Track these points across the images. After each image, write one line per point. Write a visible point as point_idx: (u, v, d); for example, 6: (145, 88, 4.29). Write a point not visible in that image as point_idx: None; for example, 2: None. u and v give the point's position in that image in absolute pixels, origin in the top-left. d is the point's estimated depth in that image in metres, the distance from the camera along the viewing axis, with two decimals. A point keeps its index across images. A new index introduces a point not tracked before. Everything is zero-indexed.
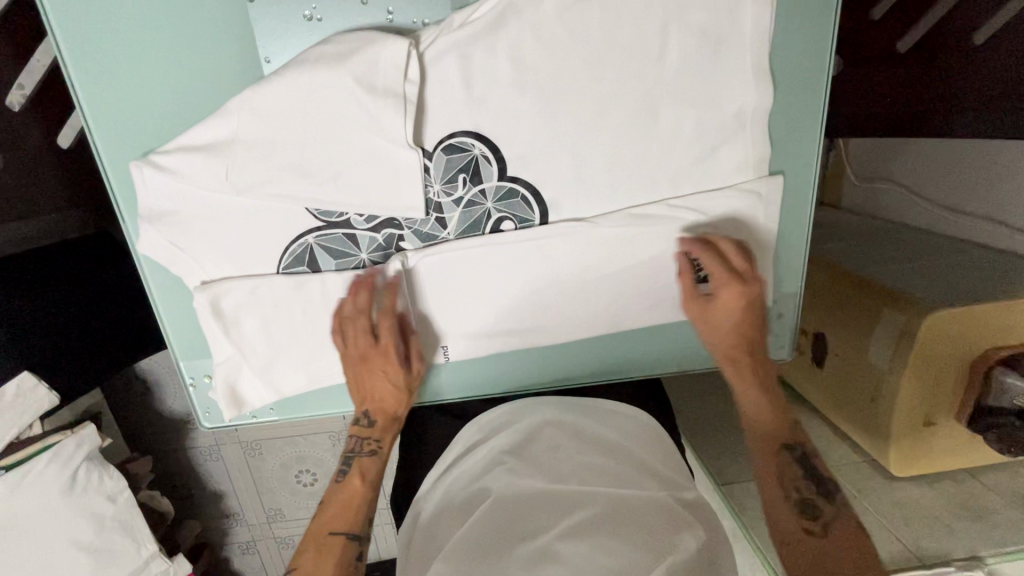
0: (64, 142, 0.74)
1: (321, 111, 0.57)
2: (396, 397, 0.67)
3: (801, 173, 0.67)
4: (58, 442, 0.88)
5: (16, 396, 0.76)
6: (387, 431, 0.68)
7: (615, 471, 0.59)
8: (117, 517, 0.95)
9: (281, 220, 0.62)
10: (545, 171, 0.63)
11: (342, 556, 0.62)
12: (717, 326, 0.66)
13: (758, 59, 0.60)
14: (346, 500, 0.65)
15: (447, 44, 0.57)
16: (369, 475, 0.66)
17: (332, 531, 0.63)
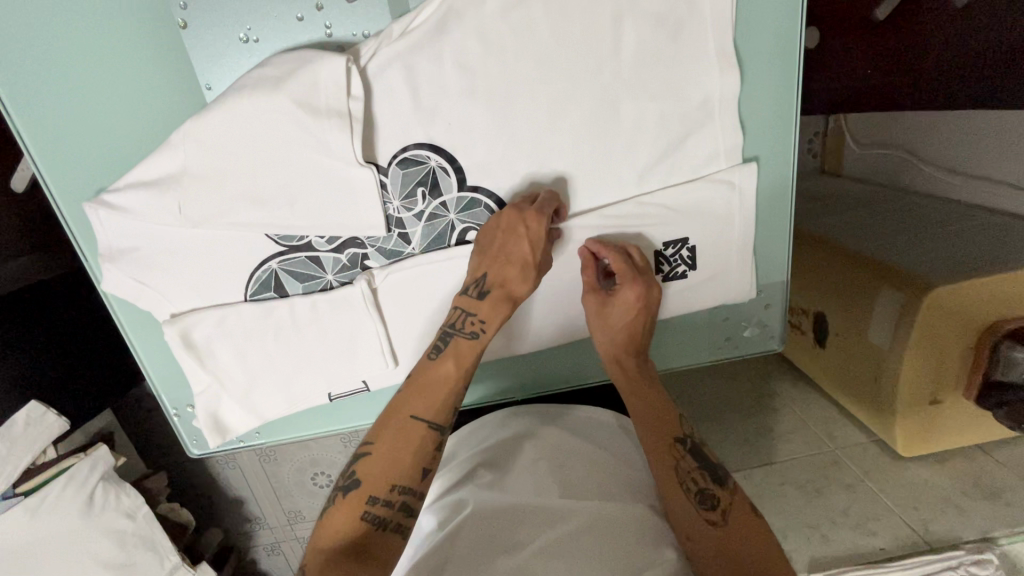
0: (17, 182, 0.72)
1: (266, 136, 0.55)
2: (521, 271, 0.58)
3: (777, 158, 0.63)
4: (72, 465, 0.90)
5: (26, 425, 0.77)
6: (501, 314, 0.58)
7: (599, 484, 0.58)
8: (138, 533, 0.97)
9: (242, 249, 0.61)
10: (506, 177, 0.61)
11: (421, 446, 0.53)
12: (614, 324, 0.63)
13: (721, 41, 0.57)
14: (437, 381, 0.56)
15: (389, 55, 0.55)
16: (467, 357, 0.57)
17: (413, 416, 0.54)
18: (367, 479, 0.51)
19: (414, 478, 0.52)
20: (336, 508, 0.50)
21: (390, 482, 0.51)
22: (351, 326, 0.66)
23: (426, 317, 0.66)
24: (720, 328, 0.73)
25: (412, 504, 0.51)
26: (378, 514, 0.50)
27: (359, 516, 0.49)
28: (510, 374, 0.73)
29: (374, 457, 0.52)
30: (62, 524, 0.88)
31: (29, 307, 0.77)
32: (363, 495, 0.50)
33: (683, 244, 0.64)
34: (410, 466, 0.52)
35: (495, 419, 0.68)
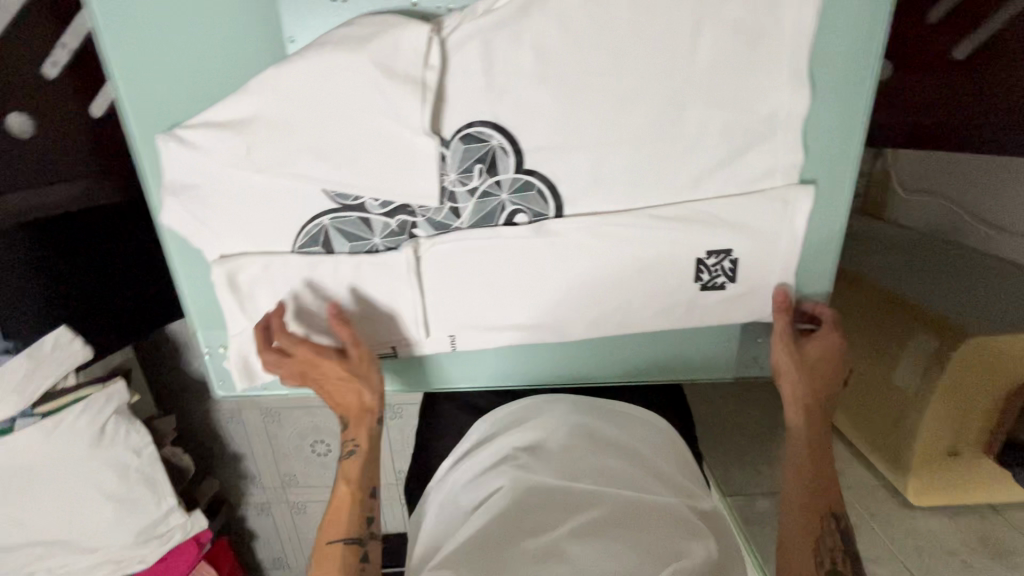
0: (94, 109, 0.76)
1: (339, 96, 0.57)
2: (355, 406, 0.68)
3: (835, 182, 0.63)
4: (90, 395, 0.92)
5: (52, 350, 0.79)
6: (368, 432, 0.69)
7: (627, 474, 0.60)
8: (139, 469, 0.99)
9: (298, 201, 0.63)
10: (563, 164, 0.61)
11: (350, 553, 0.64)
12: (812, 367, 0.66)
13: (795, 60, 0.57)
14: (338, 503, 0.67)
15: (471, 30, 0.56)
16: (353, 472, 0.68)
17: (329, 542, 0.65)
18: None
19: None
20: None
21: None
22: (389, 292, 0.66)
23: (467, 293, 0.67)
24: (750, 347, 0.73)
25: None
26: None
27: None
28: (537, 361, 0.73)
29: None
30: (71, 449, 0.90)
31: (81, 233, 0.79)
32: None
33: (726, 254, 0.64)
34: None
35: (528, 405, 0.68)
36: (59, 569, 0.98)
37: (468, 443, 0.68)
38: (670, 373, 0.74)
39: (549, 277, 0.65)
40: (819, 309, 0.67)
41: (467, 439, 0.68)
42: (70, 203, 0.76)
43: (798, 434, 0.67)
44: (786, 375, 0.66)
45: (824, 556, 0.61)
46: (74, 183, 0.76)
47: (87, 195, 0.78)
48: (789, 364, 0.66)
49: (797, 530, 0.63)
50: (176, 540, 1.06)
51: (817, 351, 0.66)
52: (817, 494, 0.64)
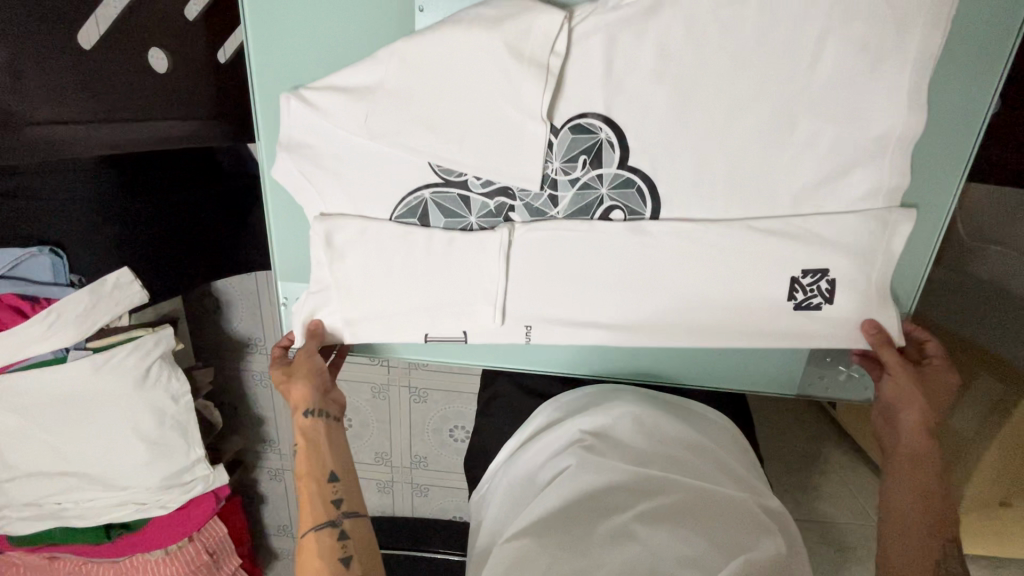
0: (222, 55, 0.78)
1: (464, 74, 0.58)
2: (297, 405, 0.70)
3: (932, 212, 0.63)
4: (140, 336, 0.94)
5: (112, 289, 0.83)
6: (311, 422, 0.69)
7: (694, 464, 0.59)
8: (176, 417, 1.00)
9: (403, 171, 0.65)
10: (667, 163, 0.62)
11: (325, 542, 0.62)
12: (934, 393, 0.66)
13: (917, 83, 0.57)
14: (303, 501, 0.66)
15: (599, 23, 0.57)
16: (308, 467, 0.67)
17: (304, 535, 0.63)
18: None
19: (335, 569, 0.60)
20: None
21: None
22: (475, 272, 0.68)
23: (551, 281, 0.68)
24: (817, 366, 0.73)
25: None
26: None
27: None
28: (604, 354, 0.74)
29: None
30: (117, 386, 0.92)
31: (166, 176, 0.83)
32: None
33: (822, 275, 0.64)
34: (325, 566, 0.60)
35: (597, 393, 0.69)
36: (85, 501, 1.00)
37: (537, 425, 0.69)
38: (732, 382, 0.74)
39: (634, 273, 0.66)
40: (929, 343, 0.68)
41: (535, 421, 0.69)
42: (182, 139, 0.76)
43: (919, 454, 0.65)
44: (906, 405, 0.65)
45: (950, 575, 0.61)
46: (188, 121, 0.76)
47: (196, 135, 0.77)
48: (911, 395, 0.65)
49: (921, 556, 0.62)
50: (196, 492, 1.07)
51: (937, 381, 0.66)
52: (942, 519, 0.63)
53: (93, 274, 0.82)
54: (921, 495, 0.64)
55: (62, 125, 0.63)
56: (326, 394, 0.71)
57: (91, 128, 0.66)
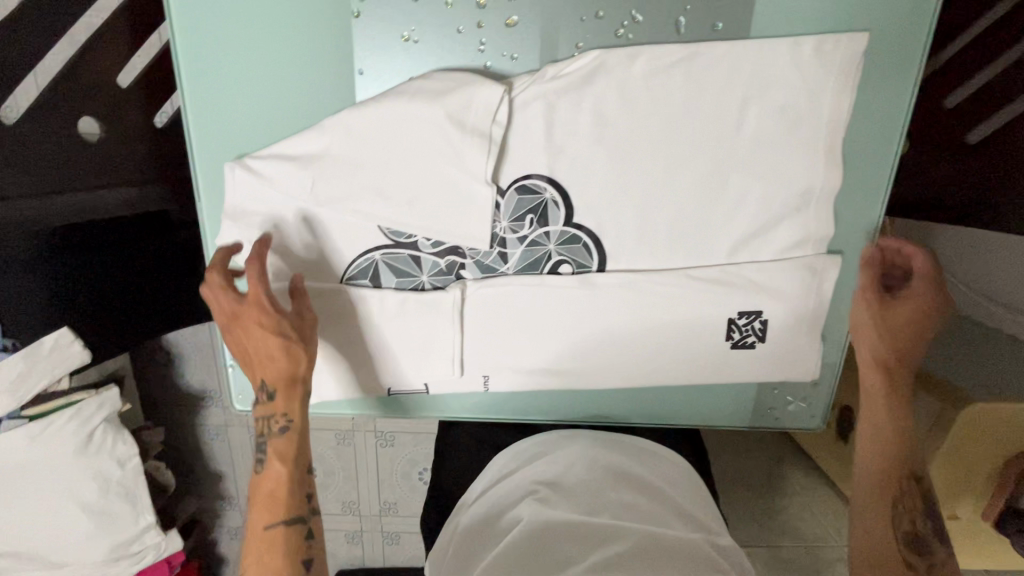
0: (159, 120, 0.76)
1: (409, 140, 0.60)
2: (278, 365, 0.61)
3: (858, 256, 0.68)
4: (82, 399, 0.87)
5: (51, 351, 0.74)
6: (300, 401, 0.63)
7: (647, 508, 0.59)
8: (122, 483, 0.93)
9: (352, 236, 0.65)
10: (610, 220, 0.65)
11: (290, 539, 0.60)
12: (896, 324, 0.66)
13: (831, 142, 0.62)
14: (273, 489, 0.61)
15: (538, 92, 0.60)
16: (286, 450, 0.62)
17: (267, 527, 0.60)
18: None
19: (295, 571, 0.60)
20: None
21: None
22: (430, 329, 0.68)
23: (507, 334, 0.69)
24: (767, 401, 0.74)
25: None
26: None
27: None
28: (563, 401, 0.74)
29: None
30: (56, 454, 0.84)
31: (110, 231, 0.75)
32: None
33: (757, 316, 0.68)
34: (287, 567, 0.59)
35: (547, 438, 0.69)
36: None
37: (491, 475, 0.67)
38: (685, 419, 0.75)
39: (586, 324, 0.68)
40: (915, 257, 0.65)
41: (489, 471, 0.68)
42: (130, 206, 0.76)
43: (875, 389, 0.68)
44: (862, 335, 0.67)
45: (902, 521, 0.65)
46: (122, 190, 0.74)
47: (131, 202, 0.76)
48: (865, 330, 0.67)
49: (881, 521, 0.65)
50: (148, 561, 1.00)
51: (903, 310, 0.66)
52: (889, 472, 0.66)
53: (30, 336, 0.73)
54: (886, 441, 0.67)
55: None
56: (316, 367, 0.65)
57: (16, 202, 0.66)
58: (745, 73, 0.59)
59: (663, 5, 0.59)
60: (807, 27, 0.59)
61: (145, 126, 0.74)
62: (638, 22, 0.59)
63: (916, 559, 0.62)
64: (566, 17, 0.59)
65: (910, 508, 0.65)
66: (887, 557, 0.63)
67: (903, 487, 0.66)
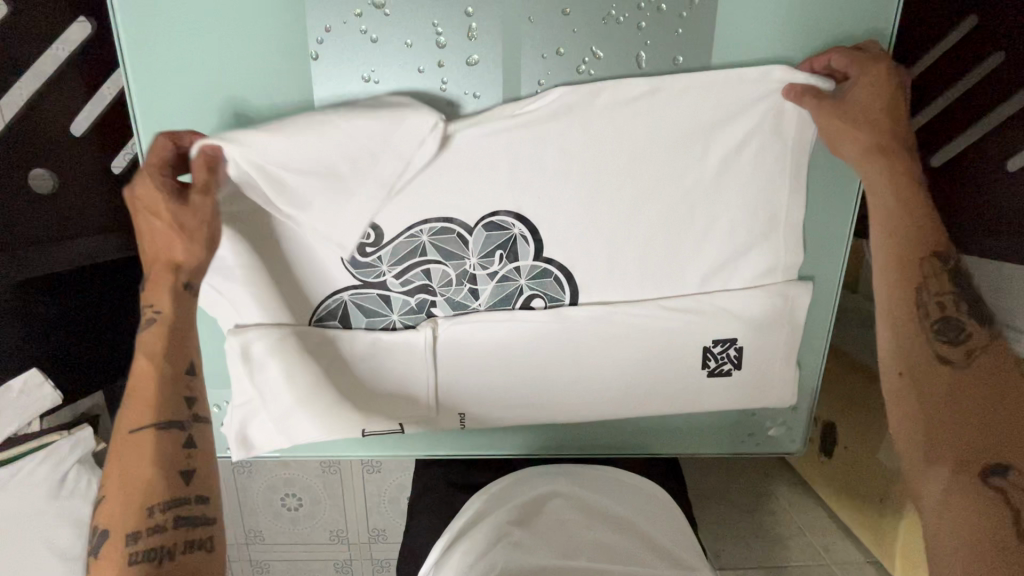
0: (116, 164, 0.74)
1: (337, 150, 0.57)
2: (164, 240, 0.55)
3: (829, 279, 0.68)
4: (54, 442, 0.81)
5: (19, 394, 0.72)
6: (172, 294, 0.55)
7: (623, 547, 0.60)
8: None
9: (320, 276, 0.65)
10: (580, 254, 0.64)
11: (162, 447, 0.51)
12: (870, 119, 0.57)
13: (796, 169, 0.62)
14: (140, 387, 0.53)
15: (501, 128, 0.60)
16: (156, 345, 0.54)
17: (135, 433, 0.51)
18: (117, 523, 0.48)
19: (168, 482, 0.50)
20: (106, 513, 0.49)
21: (146, 508, 0.49)
22: (403, 369, 0.67)
23: (483, 371, 0.67)
24: (746, 427, 0.74)
25: (183, 498, 0.50)
26: (146, 554, 0.47)
27: (123, 569, 0.47)
28: (542, 433, 0.73)
29: (112, 510, 0.49)
30: (26, 501, 0.79)
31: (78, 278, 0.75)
32: (120, 537, 0.48)
33: (732, 343, 0.67)
34: (158, 476, 0.50)
35: (522, 475, 0.68)
36: None
37: (463, 520, 0.64)
38: (665, 447, 0.74)
39: (561, 357, 0.67)
40: (833, 60, 0.58)
41: (463, 515, 0.65)
42: (99, 254, 0.75)
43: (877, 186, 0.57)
44: (841, 142, 0.58)
45: (927, 305, 0.56)
46: (80, 240, 0.73)
47: (91, 253, 0.74)
48: (841, 129, 0.57)
49: (913, 341, 0.56)
50: None
51: (862, 97, 0.57)
52: (905, 246, 0.57)
53: None
54: (890, 268, 0.57)
55: None
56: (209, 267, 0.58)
57: None
58: (708, 104, 0.59)
59: (623, 41, 0.59)
60: (768, 59, 0.59)
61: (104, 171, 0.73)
62: (599, 58, 0.59)
63: (953, 353, 0.55)
64: (526, 54, 0.59)
65: (936, 288, 0.56)
66: (920, 360, 0.55)
67: (929, 243, 0.56)
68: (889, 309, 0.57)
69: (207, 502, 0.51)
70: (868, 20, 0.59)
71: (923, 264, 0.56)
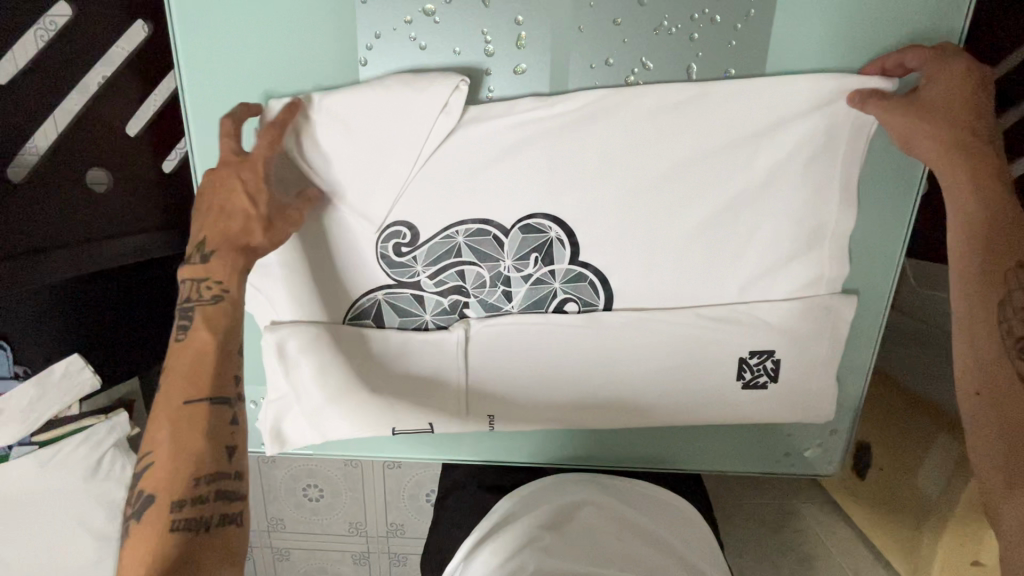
0: (167, 165, 0.77)
1: (376, 131, 0.59)
2: (245, 223, 0.55)
3: (875, 293, 0.66)
4: (91, 425, 0.82)
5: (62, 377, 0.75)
6: (232, 275, 0.55)
7: (655, 559, 0.59)
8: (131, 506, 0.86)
9: (356, 277, 0.65)
10: (617, 260, 0.63)
11: (213, 421, 0.50)
12: (942, 115, 0.54)
13: (846, 178, 0.60)
14: (195, 357, 0.52)
15: (544, 126, 0.59)
16: (218, 322, 0.53)
17: (189, 402, 0.50)
18: (163, 492, 0.47)
19: (214, 457, 0.49)
20: (151, 480, 0.48)
21: (192, 479, 0.47)
22: (436, 370, 0.67)
23: (516, 375, 0.67)
24: (781, 443, 0.72)
25: (226, 473, 0.49)
26: (187, 524, 0.46)
27: (167, 537, 0.45)
28: (571, 440, 0.73)
29: (156, 474, 0.48)
30: (64, 482, 0.80)
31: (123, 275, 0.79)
32: (162, 507, 0.46)
33: (769, 355, 0.65)
34: (208, 452, 0.49)
35: (549, 484, 0.69)
36: None
37: (489, 524, 0.64)
38: (695, 463, 0.73)
39: (593, 363, 0.66)
40: (908, 58, 0.56)
41: (489, 519, 0.65)
42: (149, 249, 0.76)
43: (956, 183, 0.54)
44: (917, 141, 0.55)
45: (1012, 322, 0.49)
46: (129, 237, 0.74)
47: (141, 249, 0.75)
48: (916, 123, 0.54)
49: (991, 356, 0.50)
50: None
51: (939, 90, 0.54)
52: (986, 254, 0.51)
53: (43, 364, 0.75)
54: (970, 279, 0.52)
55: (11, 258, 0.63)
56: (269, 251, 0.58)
57: (44, 256, 0.65)
58: (758, 110, 0.58)
59: (675, 52, 0.58)
60: (824, 70, 0.58)
61: (153, 173, 0.76)
62: (649, 69, 0.58)
63: None
64: (574, 57, 0.58)
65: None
66: (999, 379, 0.49)
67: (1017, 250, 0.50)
68: (971, 327, 0.52)
69: (244, 480, 0.51)
70: (932, 29, 0.56)
71: (1006, 272, 0.51)
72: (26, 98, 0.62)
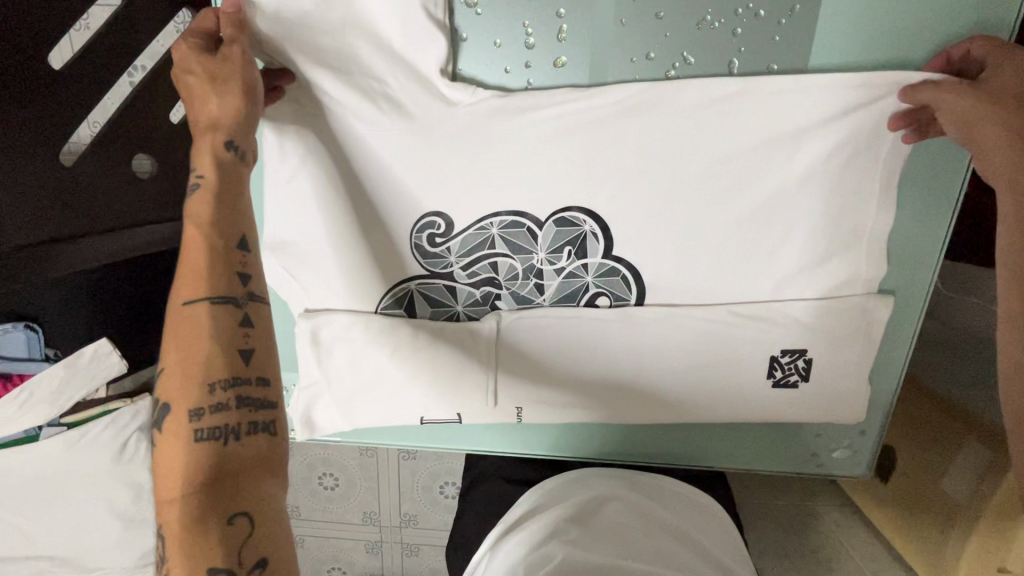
0: None
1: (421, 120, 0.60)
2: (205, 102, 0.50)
3: (911, 293, 0.65)
4: (117, 409, 0.82)
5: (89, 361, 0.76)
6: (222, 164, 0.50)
7: (682, 556, 0.59)
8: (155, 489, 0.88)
9: (390, 267, 0.66)
10: (650, 254, 0.63)
11: (218, 322, 0.45)
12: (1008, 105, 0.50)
13: (887, 177, 0.59)
14: (191, 256, 0.47)
15: (583, 119, 0.59)
16: (203, 215, 0.48)
17: (187, 305, 0.46)
18: (180, 400, 0.43)
19: (226, 359, 0.45)
20: (168, 390, 0.44)
21: (207, 385, 0.44)
22: (464, 364, 0.66)
23: (546, 368, 0.67)
24: (809, 444, 0.72)
25: (244, 377, 0.45)
26: (211, 432, 0.43)
27: (192, 446, 0.42)
28: (597, 434, 0.73)
29: (172, 381, 0.44)
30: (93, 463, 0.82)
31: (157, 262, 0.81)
32: (181, 416, 0.43)
33: (801, 354, 0.65)
34: (217, 355, 0.45)
35: (576, 478, 0.69)
36: None
37: (516, 515, 0.65)
38: (721, 460, 0.73)
39: (622, 357, 0.66)
40: (973, 49, 0.54)
41: (516, 511, 0.66)
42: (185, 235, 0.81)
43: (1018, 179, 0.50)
44: (978, 129, 0.52)
45: None
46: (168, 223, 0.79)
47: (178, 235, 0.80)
48: (979, 114, 0.51)
49: None
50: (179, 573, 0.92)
51: (1006, 80, 0.51)
52: None
53: (71, 346, 0.75)
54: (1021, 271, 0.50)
55: (54, 244, 0.68)
56: (252, 138, 0.52)
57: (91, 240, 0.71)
58: (801, 105, 0.57)
59: (715, 46, 0.57)
60: (869, 67, 0.57)
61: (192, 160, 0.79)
62: (690, 64, 0.58)
63: None
64: (615, 48, 0.58)
65: None
66: None
67: None
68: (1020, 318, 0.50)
69: (269, 384, 0.46)
70: (984, 23, 0.55)
71: None
72: (80, 94, 0.66)
